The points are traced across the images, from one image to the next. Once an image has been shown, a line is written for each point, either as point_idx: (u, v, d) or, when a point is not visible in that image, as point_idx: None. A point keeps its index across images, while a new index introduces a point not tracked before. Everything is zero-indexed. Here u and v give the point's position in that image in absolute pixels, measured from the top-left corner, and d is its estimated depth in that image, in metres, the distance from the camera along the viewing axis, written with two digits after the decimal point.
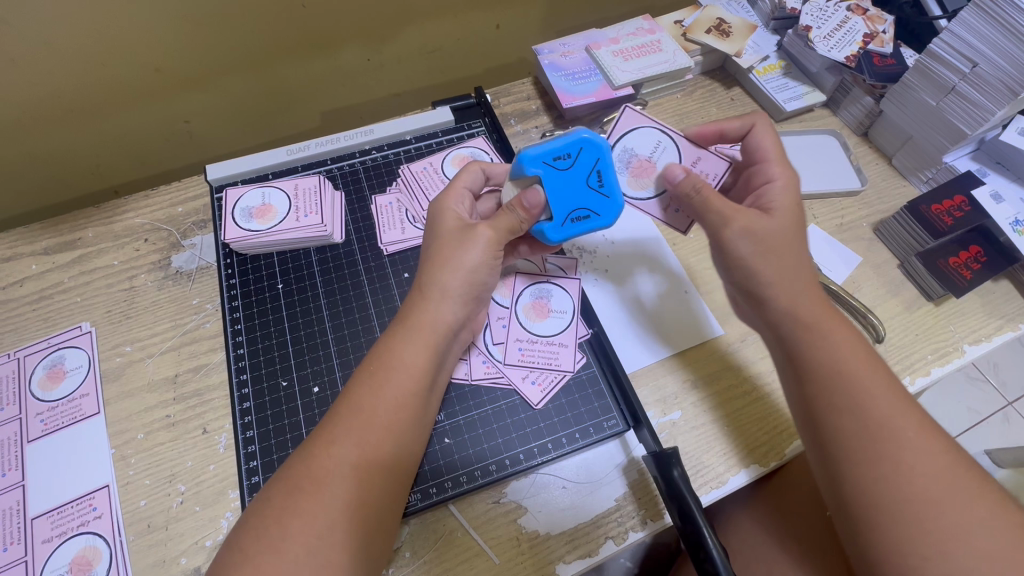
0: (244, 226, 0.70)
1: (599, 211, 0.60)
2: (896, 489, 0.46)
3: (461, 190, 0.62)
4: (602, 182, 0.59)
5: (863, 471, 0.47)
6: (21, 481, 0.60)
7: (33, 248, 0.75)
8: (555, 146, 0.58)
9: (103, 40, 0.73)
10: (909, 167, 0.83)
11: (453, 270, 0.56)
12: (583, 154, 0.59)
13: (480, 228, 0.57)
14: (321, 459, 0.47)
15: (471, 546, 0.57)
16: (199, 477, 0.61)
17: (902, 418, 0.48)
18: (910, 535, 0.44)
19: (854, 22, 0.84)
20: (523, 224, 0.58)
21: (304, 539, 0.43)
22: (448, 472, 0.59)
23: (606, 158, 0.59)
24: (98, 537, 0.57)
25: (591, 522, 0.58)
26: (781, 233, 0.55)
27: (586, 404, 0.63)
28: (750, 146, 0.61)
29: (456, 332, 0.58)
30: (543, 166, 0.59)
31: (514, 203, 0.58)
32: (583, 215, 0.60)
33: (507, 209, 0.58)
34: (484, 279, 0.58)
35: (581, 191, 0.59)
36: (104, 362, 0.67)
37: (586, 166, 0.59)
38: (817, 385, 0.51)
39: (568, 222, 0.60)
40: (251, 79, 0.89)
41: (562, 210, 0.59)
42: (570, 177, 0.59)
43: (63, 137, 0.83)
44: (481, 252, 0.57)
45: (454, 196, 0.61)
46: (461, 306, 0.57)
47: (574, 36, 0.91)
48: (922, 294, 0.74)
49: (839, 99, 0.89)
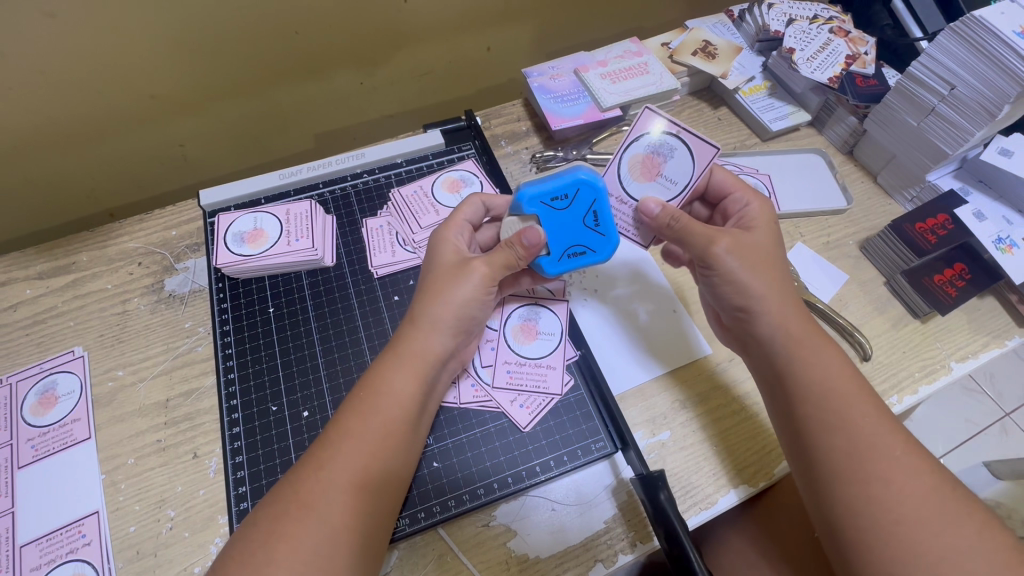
0: (235, 251, 0.71)
1: (595, 248, 0.61)
2: (884, 511, 0.46)
3: (462, 223, 0.63)
4: (598, 221, 0.60)
5: (847, 492, 0.47)
6: (11, 508, 0.60)
7: (28, 273, 0.76)
8: (552, 186, 0.59)
9: (99, 69, 0.75)
10: (894, 185, 0.84)
11: (442, 296, 0.57)
12: (580, 195, 0.59)
13: (474, 263, 0.58)
14: (308, 485, 0.47)
15: (460, 570, 0.57)
16: (189, 502, 0.61)
17: (885, 441, 0.48)
18: (898, 558, 0.44)
19: (837, 44, 0.87)
20: (521, 261, 0.58)
21: (290, 566, 0.43)
22: (437, 496, 0.59)
23: (602, 199, 0.60)
24: (86, 564, 0.57)
25: (580, 545, 0.58)
26: (760, 250, 0.57)
27: (574, 427, 0.63)
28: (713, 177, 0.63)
29: (446, 361, 0.59)
30: (540, 206, 0.60)
31: (514, 240, 0.58)
32: (579, 251, 0.62)
33: (505, 246, 0.58)
34: (476, 311, 0.59)
35: (577, 230, 0.60)
36: (96, 386, 0.68)
37: (582, 207, 0.60)
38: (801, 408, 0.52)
39: (565, 257, 0.61)
40: (246, 103, 0.91)
41: (558, 247, 0.61)
42: (566, 217, 0.60)
43: (60, 162, 0.84)
44: (476, 285, 0.57)
45: (452, 229, 0.62)
46: (451, 337, 0.58)
47: (563, 59, 0.93)
48: (909, 311, 0.75)
49: (824, 119, 0.91)
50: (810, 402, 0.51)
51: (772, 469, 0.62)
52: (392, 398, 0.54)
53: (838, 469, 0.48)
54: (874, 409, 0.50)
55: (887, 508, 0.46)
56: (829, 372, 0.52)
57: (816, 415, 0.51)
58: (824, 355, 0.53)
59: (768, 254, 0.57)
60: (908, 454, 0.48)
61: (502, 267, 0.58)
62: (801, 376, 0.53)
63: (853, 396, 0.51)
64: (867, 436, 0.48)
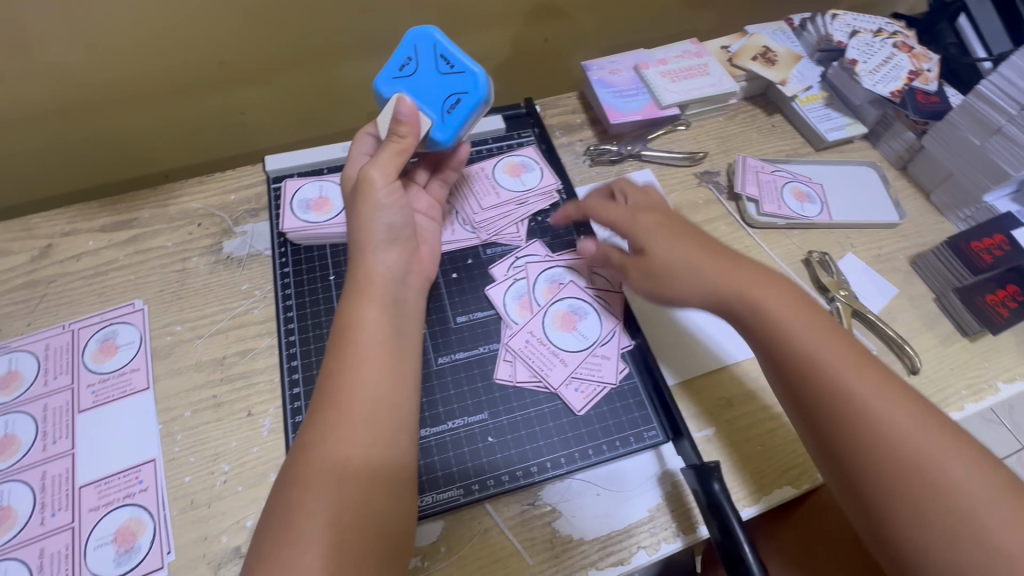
0: (301, 217, 0.73)
1: (465, 88, 0.61)
2: (934, 505, 0.45)
3: (357, 156, 0.64)
4: (450, 64, 0.62)
5: (894, 491, 0.47)
6: (71, 450, 0.61)
7: (91, 225, 0.77)
8: (395, 60, 0.64)
9: (174, 30, 0.76)
10: (948, 204, 0.84)
11: (380, 210, 0.58)
12: (420, 52, 0.64)
13: (365, 175, 0.57)
14: (368, 442, 0.49)
15: (506, 544, 0.58)
16: (243, 458, 0.62)
17: (905, 420, 0.48)
18: (954, 551, 0.44)
19: (900, 58, 0.87)
20: (405, 139, 0.58)
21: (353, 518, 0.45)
22: (490, 471, 0.60)
23: (440, 42, 0.63)
24: (142, 510, 0.59)
25: (624, 531, 0.59)
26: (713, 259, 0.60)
27: (627, 414, 0.64)
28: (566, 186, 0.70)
29: (404, 278, 0.61)
30: (391, 82, 0.64)
31: (392, 125, 0.58)
32: (455, 100, 0.62)
33: (388, 139, 0.59)
34: (394, 216, 0.59)
35: (439, 84, 0.62)
36: (154, 340, 0.69)
37: (428, 59, 0.63)
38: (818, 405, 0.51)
39: (446, 114, 0.62)
40: (307, 76, 0.92)
41: (435, 109, 0.62)
42: (420, 77, 0.63)
43: (124, 120, 0.86)
44: (384, 191, 0.57)
45: (348, 164, 0.64)
46: (383, 251, 0.59)
47: (622, 55, 0.93)
48: (958, 329, 0.75)
49: (879, 132, 0.91)
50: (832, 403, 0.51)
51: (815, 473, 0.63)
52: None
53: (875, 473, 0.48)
54: (896, 397, 0.50)
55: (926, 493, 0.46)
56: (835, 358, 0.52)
57: (842, 414, 0.50)
58: (823, 340, 0.54)
59: (697, 240, 0.62)
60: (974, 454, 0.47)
61: (391, 156, 0.58)
62: (820, 373, 0.52)
63: (868, 380, 0.51)
64: (894, 426, 0.48)
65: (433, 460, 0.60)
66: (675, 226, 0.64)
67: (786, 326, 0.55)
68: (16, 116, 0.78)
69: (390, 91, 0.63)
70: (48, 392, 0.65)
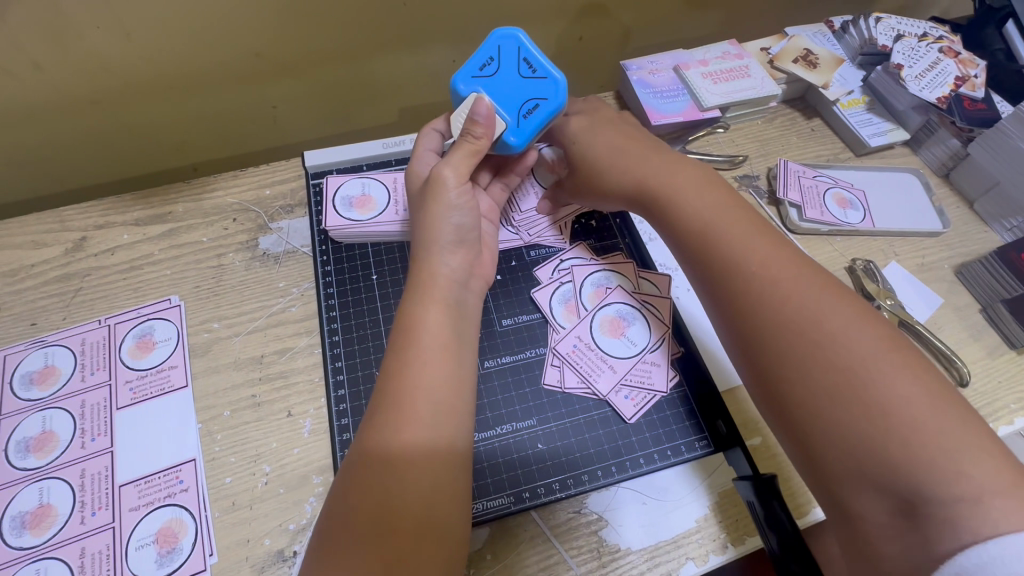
0: (345, 215, 0.71)
1: (544, 96, 0.62)
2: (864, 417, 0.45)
3: (425, 152, 0.66)
4: (532, 69, 0.62)
5: (831, 403, 0.46)
6: (109, 448, 0.60)
7: (126, 218, 0.76)
8: (476, 58, 0.63)
9: (212, 21, 0.75)
10: (992, 214, 0.83)
11: (448, 213, 0.58)
12: (503, 52, 0.63)
13: (438, 171, 0.59)
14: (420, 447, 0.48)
15: (552, 553, 0.57)
16: (284, 459, 0.61)
17: (867, 358, 0.46)
18: (910, 489, 0.42)
19: (946, 64, 0.85)
20: (480, 141, 0.59)
21: None
22: (541, 478, 0.59)
23: (525, 46, 0.63)
24: (183, 510, 0.58)
25: (672, 542, 0.58)
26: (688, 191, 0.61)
27: (678, 422, 0.63)
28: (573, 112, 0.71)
29: (465, 281, 0.60)
30: (471, 80, 0.64)
31: (467, 126, 0.59)
32: (533, 105, 0.62)
33: (461, 138, 0.60)
34: (465, 218, 0.59)
35: (521, 87, 0.62)
36: (192, 337, 0.68)
37: (510, 61, 0.63)
38: (773, 348, 0.51)
39: (522, 117, 0.62)
40: (340, 71, 0.91)
41: (513, 111, 0.62)
42: (500, 79, 0.63)
43: (156, 112, 0.84)
44: (452, 190, 0.58)
45: (417, 160, 0.65)
46: (452, 254, 0.59)
47: (661, 55, 0.92)
48: (1005, 341, 0.74)
49: (921, 139, 0.89)
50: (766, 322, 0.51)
51: None
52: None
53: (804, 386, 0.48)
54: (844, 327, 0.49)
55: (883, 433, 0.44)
56: (790, 297, 0.51)
57: (776, 329, 0.51)
58: (762, 256, 0.55)
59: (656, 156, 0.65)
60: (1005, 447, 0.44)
61: (467, 156, 0.59)
62: (754, 296, 0.53)
63: (829, 320, 0.49)
64: (829, 338, 0.48)
65: (483, 466, 0.59)
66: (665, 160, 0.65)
67: (725, 247, 0.56)
68: (51, 107, 0.77)
69: (468, 91, 0.63)
70: (84, 387, 0.64)
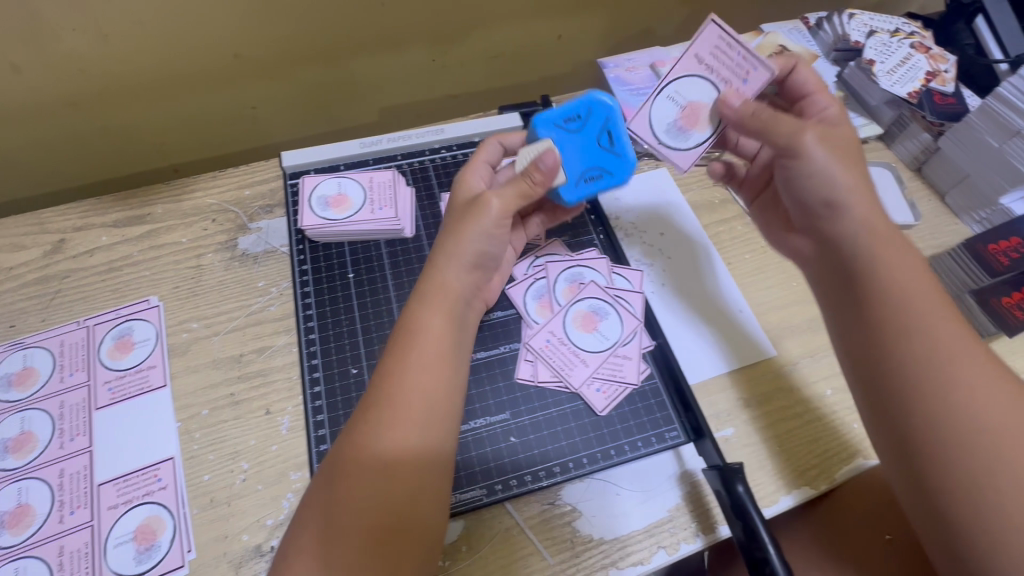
0: (320, 214, 0.71)
1: (609, 167, 0.66)
2: (968, 434, 0.46)
3: (482, 164, 0.66)
4: (611, 142, 0.66)
5: (930, 405, 0.48)
6: (88, 447, 0.61)
7: (104, 220, 0.76)
8: (564, 110, 0.67)
9: (189, 24, 0.75)
10: (963, 206, 0.84)
11: (474, 233, 0.59)
12: (591, 115, 0.67)
13: (486, 199, 0.59)
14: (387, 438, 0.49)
15: (527, 544, 0.58)
16: (262, 456, 0.62)
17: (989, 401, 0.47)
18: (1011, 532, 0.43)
19: (917, 59, 0.87)
20: (535, 186, 0.61)
21: None
22: (512, 471, 0.60)
23: (614, 118, 0.66)
24: (162, 508, 0.58)
25: (645, 531, 0.59)
26: (848, 154, 0.59)
27: (648, 414, 0.64)
28: (795, 84, 0.65)
29: (469, 299, 0.61)
30: (554, 127, 0.67)
31: (530, 168, 0.60)
32: (596, 174, 0.67)
33: (521, 176, 0.61)
34: (488, 247, 0.60)
35: (591, 151, 0.66)
36: (171, 336, 0.69)
37: (595, 125, 0.66)
38: (900, 373, 0.50)
39: (582, 180, 0.67)
40: (320, 71, 0.91)
41: (575, 171, 0.66)
42: (579, 138, 0.67)
43: (136, 114, 0.85)
44: (492, 220, 0.59)
45: (472, 169, 0.65)
46: (466, 272, 0.59)
47: (638, 53, 0.92)
48: (973, 331, 0.75)
49: (895, 133, 0.90)
50: (886, 325, 0.52)
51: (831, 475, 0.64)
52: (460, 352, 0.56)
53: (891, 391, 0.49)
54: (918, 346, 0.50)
55: (993, 476, 0.45)
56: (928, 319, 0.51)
57: (893, 335, 0.51)
58: (910, 284, 0.53)
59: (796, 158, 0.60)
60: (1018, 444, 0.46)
61: (516, 197, 0.60)
62: (895, 323, 0.51)
63: (962, 355, 0.49)
64: (955, 378, 0.48)
65: (456, 460, 0.60)
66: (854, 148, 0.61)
67: (881, 269, 0.54)
68: (30, 110, 0.77)
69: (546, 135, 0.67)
70: (64, 388, 0.64)
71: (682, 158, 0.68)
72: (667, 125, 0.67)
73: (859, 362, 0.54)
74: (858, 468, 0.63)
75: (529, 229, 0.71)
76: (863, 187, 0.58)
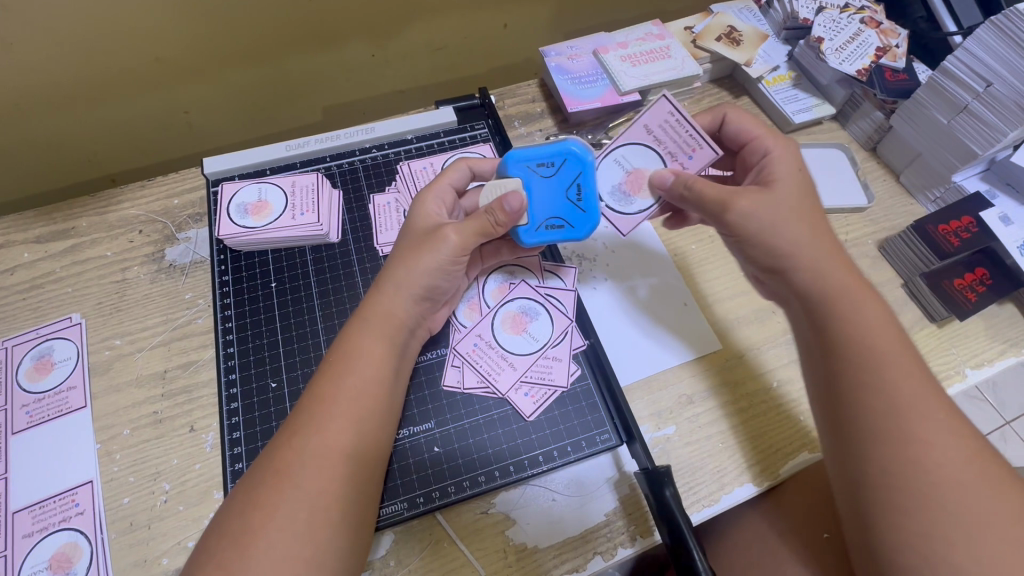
0: (238, 222, 0.69)
1: (574, 223, 0.61)
2: (900, 470, 0.45)
3: (446, 186, 0.62)
4: (580, 195, 0.60)
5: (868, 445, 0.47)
6: (4, 474, 0.59)
7: (25, 236, 0.73)
8: (540, 152, 0.59)
9: (102, 29, 0.72)
10: (918, 185, 0.81)
11: (425, 267, 0.56)
12: (566, 165, 0.60)
13: (446, 232, 0.56)
14: (291, 457, 0.47)
15: (457, 556, 0.57)
16: (184, 475, 0.60)
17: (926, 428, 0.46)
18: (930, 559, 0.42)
19: (867, 35, 0.83)
20: (498, 227, 0.57)
21: (270, 537, 0.43)
22: (437, 482, 0.58)
23: (588, 172, 0.60)
24: (79, 534, 0.57)
25: (579, 536, 0.57)
26: (784, 199, 0.55)
27: (579, 417, 0.62)
28: (731, 132, 0.61)
29: (413, 328, 0.59)
30: (526, 170, 0.60)
31: (493, 206, 0.56)
32: (557, 224, 0.61)
33: (483, 212, 0.57)
34: (441, 281, 0.58)
35: (558, 202, 0.60)
36: (93, 355, 0.66)
37: (567, 178, 0.60)
38: (852, 401, 0.48)
39: (543, 228, 0.61)
40: (252, 72, 0.88)
41: (537, 217, 0.61)
42: (550, 186, 0.60)
43: (60, 125, 0.82)
44: (447, 254, 0.56)
45: (433, 192, 0.61)
46: (414, 303, 0.57)
47: (581, 39, 0.89)
48: (926, 316, 0.74)
49: (848, 113, 0.87)
50: (852, 352, 0.50)
51: (777, 470, 0.62)
52: (374, 362, 0.53)
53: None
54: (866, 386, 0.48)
55: (929, 493, 0.43)
56: (878, 340, 0.49)
57: (851, 385, 0.49)
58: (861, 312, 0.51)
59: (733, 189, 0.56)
60: (946, 435, 0.45)
61: (476, 234, 0.56)
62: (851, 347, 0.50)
63: (903, 379, 0.48)
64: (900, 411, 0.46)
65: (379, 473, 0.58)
66: (801, 172, 0.57)
67: (833, 290, 0.52)
68: None
69: (514, 176, 0.60)
70: None
71: (624, 224, 0.65)
72: (610, 190, 0.65)
73: (822, 405, 0.52)
74: (803, 461, 0.62)
75: (486, 261, 0.68)
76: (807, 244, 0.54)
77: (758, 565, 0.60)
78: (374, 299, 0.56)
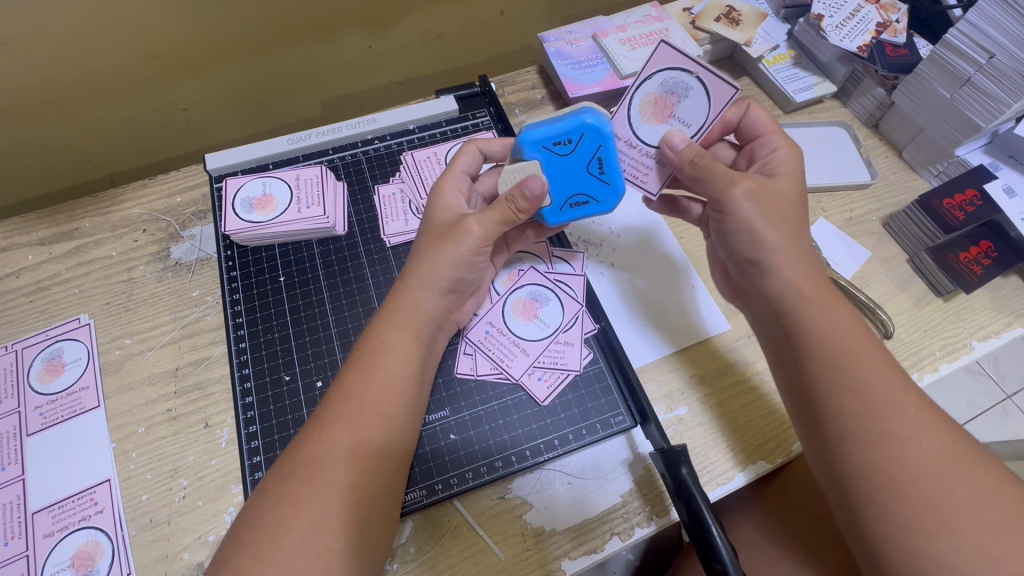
0: (245, 218, 0.69)
1: (598, 197, 0.61)
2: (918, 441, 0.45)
3: (459, 174, 0.61)
4: (602, 168, 0.59)
5: None
6: (20, 476, 0.59)
7: (29, 238, 0.73)
8: (555, 130, 0.57)
9: (98, 28, 0.71)
10: (920, 160, 0.81)
11: (448, 260, 0.56)
12: (585, 139, 0.58)
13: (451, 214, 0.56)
14: (315, 447, 0.47)
15: (477, 542, 0.57)
16: (201, 472, 0.60)
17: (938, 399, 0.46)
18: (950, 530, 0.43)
19: (867, 11, 0.82)
20: (520, 214, 0.56)
21: (299, 527, 0.43)
22: (454, 468, 0.59)
23: (608, 144, 0.58)
24: (99, 533, 0.57)
25: (597, 519, 0.58)
26: (783, 199, 0.55)
27: (593, 400, 0.63)
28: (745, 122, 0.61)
29: (440, 323, 0.59)
30: (544, 151, 0.58)
31: (513, 193, 0.55)
32: (582, 200, 0.62)
33: (504, 200, 0.56)
34: (466, 273, 0.58)
35: (580, 178, 0.60)
36: (103, 355, 0.66)
37: (587, 153, 0.58)
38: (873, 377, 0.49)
39: (567, 207, 0.62)
40: (250, 67, 0.87)
41: (560, 195, 0.61)
42: (570, 163, 0.59)
43: (55, 126, 0.81)
44: (457, 238, 0.56)
45: (449, 181, 0.61)
46: (440, 296, 0.57)
47: (579, 24, 0.88)
48: (932, 290, 0.74)
49: (849, 90, 0.87)
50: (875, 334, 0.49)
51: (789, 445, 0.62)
52: (389, 354, 0.53)
53: (849, 409, 0.48)
54: (884, 362, 0.49)
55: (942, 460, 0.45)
56: None
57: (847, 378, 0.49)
58: None
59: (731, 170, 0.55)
60: None
61: (497, 222, 0.56)
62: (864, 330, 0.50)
63: None
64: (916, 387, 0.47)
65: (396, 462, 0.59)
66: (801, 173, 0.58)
67: None
68: None
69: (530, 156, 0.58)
70: None
71: (651, 63, 0.59)
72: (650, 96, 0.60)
73: (797, 400, 0.53)
74: None
75: (513, 247, 0.68)
76: (802, 242, 0.55)
77: (774, 540, 0.61)
78: (397, 295, 0.56)
